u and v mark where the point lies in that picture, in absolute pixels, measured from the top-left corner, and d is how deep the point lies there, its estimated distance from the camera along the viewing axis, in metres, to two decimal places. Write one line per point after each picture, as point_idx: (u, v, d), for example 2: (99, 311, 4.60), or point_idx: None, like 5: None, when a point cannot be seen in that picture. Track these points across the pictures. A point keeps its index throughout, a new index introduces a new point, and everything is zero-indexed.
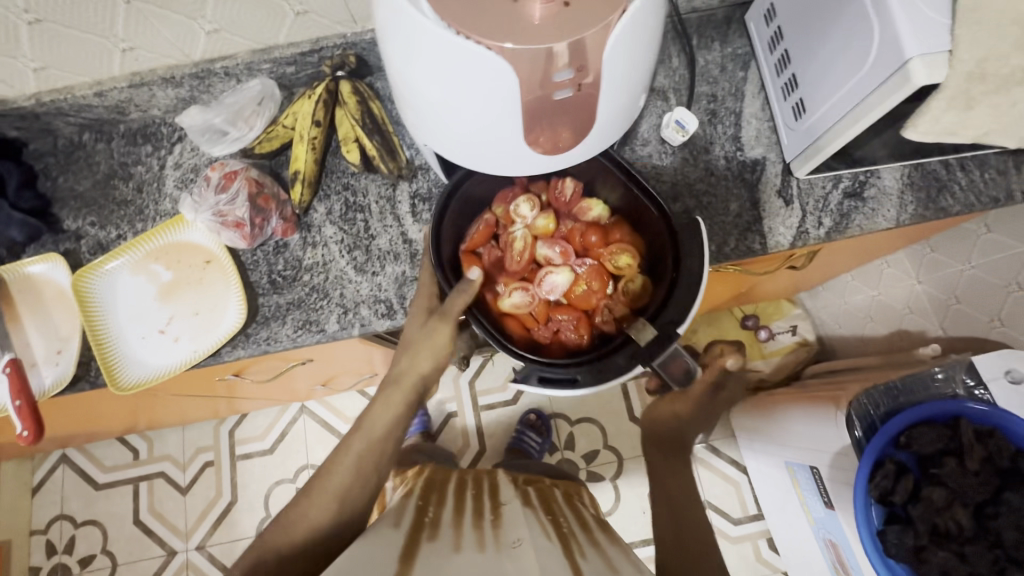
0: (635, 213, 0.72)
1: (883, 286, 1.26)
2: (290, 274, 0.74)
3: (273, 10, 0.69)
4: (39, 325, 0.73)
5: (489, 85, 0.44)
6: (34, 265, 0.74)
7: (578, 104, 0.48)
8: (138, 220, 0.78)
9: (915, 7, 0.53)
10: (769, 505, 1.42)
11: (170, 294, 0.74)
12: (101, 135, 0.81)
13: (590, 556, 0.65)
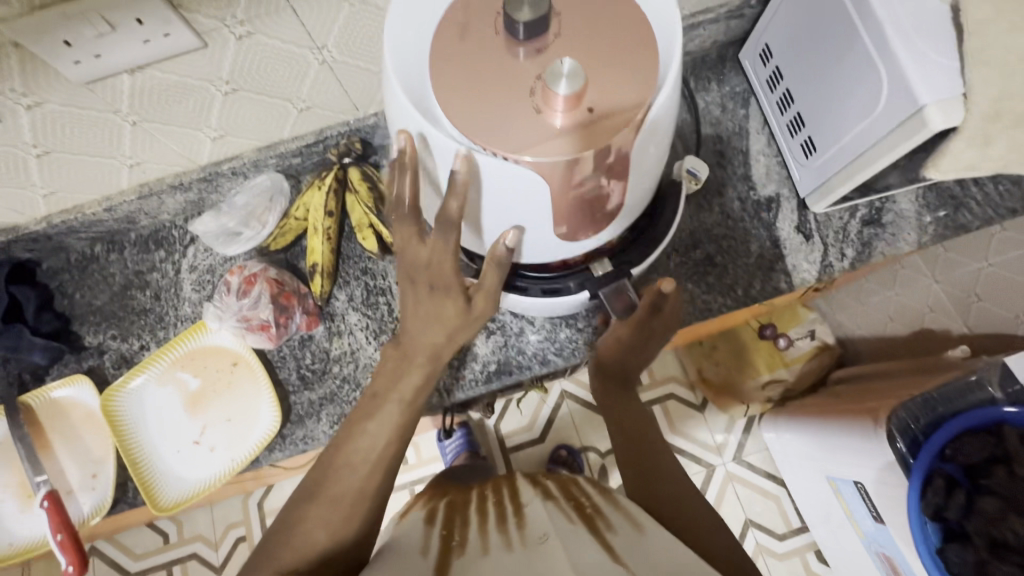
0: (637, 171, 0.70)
1: (901, 286, 1.23)
2: (319, 368, 0.73)
3: (278, 112, 0.69)
4: (71, 448, 0.73)
5: (525, 194, 0.44)
6: (60, 388, 0.73)
7: (604, 197, 0.48)
8: (160, 328, 0.77)
9: (922, 52, 0.53)
10: (813, 517, 1.40)
11: (200, 403, 0.73)
12: (113, 245, 0.81)
13: (617, 525, 0.56)
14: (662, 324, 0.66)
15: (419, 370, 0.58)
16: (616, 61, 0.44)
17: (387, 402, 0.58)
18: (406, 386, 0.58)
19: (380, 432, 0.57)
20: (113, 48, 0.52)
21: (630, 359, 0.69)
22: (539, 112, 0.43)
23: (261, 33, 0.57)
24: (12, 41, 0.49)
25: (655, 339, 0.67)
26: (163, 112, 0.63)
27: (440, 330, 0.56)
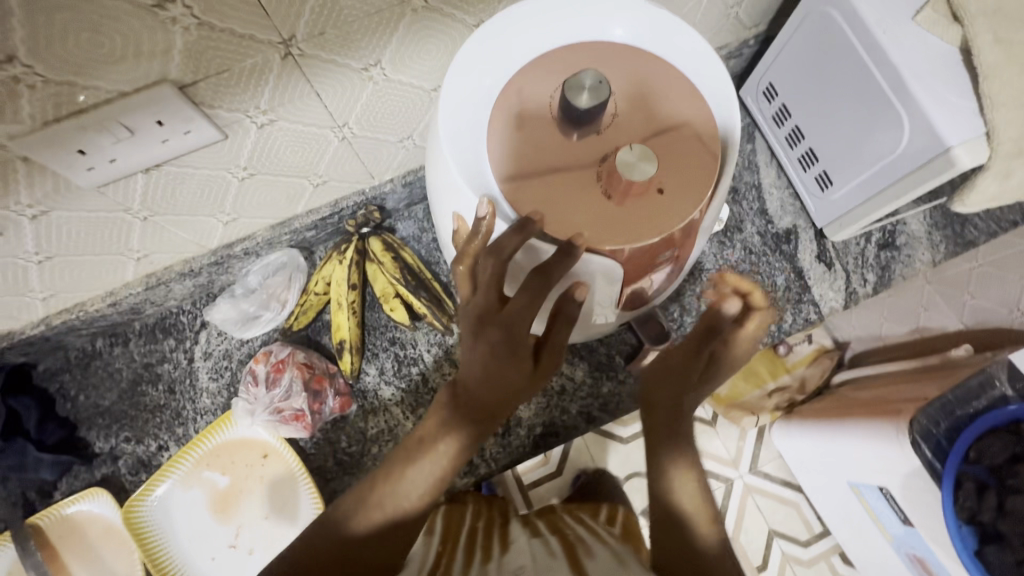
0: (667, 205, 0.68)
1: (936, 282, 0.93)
2: (356, 450, 0.70)
3: (294, 191, 0.67)
4: (89, 568, 0.68)
5: (599, 277, 0.45)
6: (73, 503, 0.68)
7: (663, 268, 0.48)
8: (177, 425, 0.72)
9: (942, 94, 0.55)
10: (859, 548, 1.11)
11: (232, 501, 0.68)
12: (117, 338, 0.75)
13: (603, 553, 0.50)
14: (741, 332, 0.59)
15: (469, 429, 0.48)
16: (669, 142, 0.45)
17: (433, 452, 0.47)
18: (452, 443, 0.47)
19: (423, 478, 0.47)
20: (128, 150, 0.49)
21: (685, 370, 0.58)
22: (609, 197, 0.43)
23: (282, 118, 0.54)
24: (22, 155, 0.46)
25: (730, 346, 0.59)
26: (176, 203, 0.60)
27: (496, 394, 0.47)
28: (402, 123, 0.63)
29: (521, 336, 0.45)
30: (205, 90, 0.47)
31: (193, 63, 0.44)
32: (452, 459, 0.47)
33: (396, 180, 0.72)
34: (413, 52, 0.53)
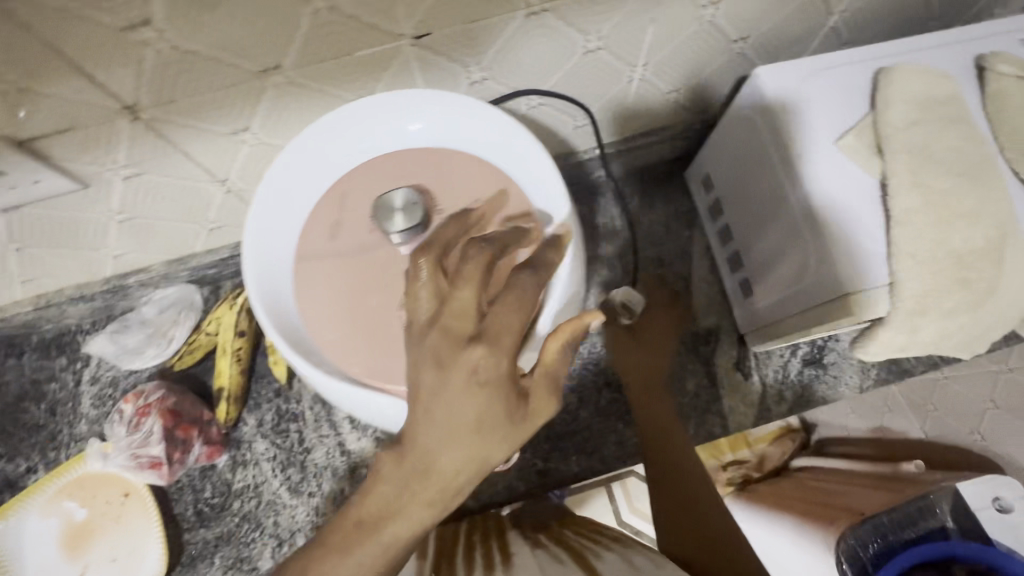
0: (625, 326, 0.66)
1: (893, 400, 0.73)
2: (218, 503, 0.68)
3: (183, 232, 0.65)
4: None
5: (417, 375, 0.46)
6: None
7: None
8: (51, 448, 0.71)
9: (851, 232, 0.50)
10: None
11: (84, 539, 0.67)
12: (12, 349, 0.75)
13: None
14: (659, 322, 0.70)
15: (423, 508, 0.33)
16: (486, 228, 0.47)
17: (355, 538, 0.32)
18: (400, 527, 0.32)
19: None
20: None
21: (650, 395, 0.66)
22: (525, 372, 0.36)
23: (150, 170, 0.53)
24: None
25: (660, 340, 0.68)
26: (49, 237, 0.58)
27: (466, 450, 0.32)
28: None
29: (512, 376, 0.33)
30: (49, 144, 0.46)
31: (24, 122, 0.43)
32: (389, 551, 0.32)
33: None
34: (285, 120, 0.51)
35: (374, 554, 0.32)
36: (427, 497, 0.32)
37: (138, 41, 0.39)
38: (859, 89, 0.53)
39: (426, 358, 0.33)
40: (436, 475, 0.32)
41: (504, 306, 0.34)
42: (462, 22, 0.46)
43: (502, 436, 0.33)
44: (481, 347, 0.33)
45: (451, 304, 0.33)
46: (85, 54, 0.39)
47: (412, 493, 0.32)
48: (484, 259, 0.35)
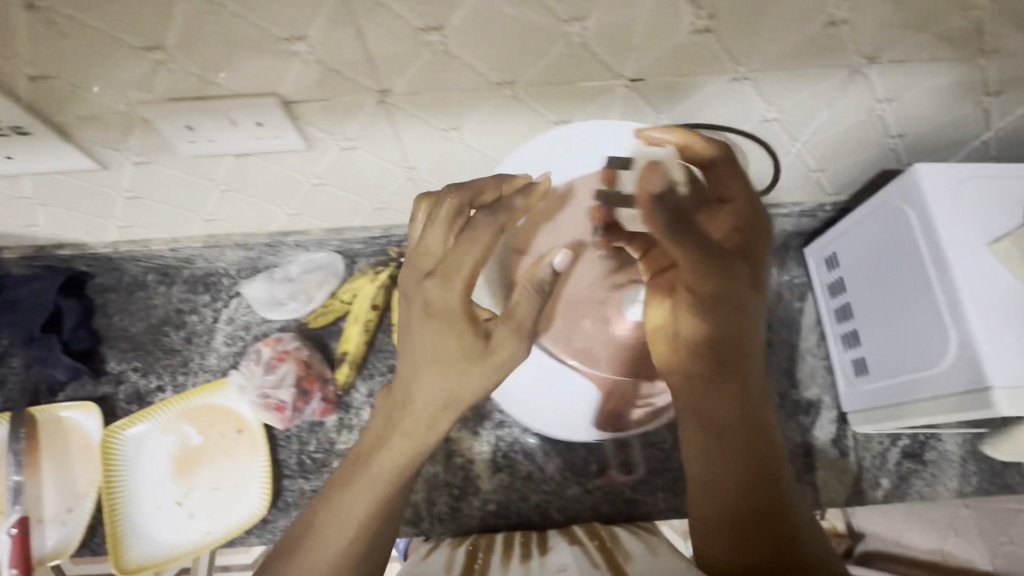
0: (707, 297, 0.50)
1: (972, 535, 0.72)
2: (319, 458, 0.72)
3: (352, 206, 0.72)
4: (55, 474, 0.71)
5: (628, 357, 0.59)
6: (68, 410, 0.74)
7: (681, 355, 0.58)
8: (181, 373, 0.78)
9: (998, 332, 0.53)
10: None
11: (194, 463, 0.72)
12: (166, 278, 0.83)
13: None
14: (735, 199, 0.52)
15: (404, 440, 0.48)
16: None
17: (361, 469, 0.50)
18: (384, 458, 0.49)
19: (360, 497, 0.48)
20: (225, 135, 0.56)
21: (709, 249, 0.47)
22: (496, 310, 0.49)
23: (362, 147, 0.60)
24: (142, 116, 0.53)
25: (722, 223, 0.52)
26: (247, 186, 0.66)
27: (431, 386, 0.47)
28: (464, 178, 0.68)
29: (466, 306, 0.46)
30: (305, 109, 0.54)
31: (302, 87, 0.51)
32: (390, 474, 0.49)
33: None
34: (492, 126, 0.58)
35: (374, 481, 0.49)
36: (406, 432, 0.48)
37: (423, 41, 0.46)
38: (1009, 202, 0.57)
39: (403, 290, 0.48)
40: (416, 414, 0.48)
41: (468, 242, 0.46)
42: (673, 75, 0.52)
43: (482, 375, 0.46)
44: (433, 281, 0.46)
45: (421, 243, 0.48)
46: (378, 45, 0.46)
47: (400, 435, 0.49)
48: (455, 205, 0.49)
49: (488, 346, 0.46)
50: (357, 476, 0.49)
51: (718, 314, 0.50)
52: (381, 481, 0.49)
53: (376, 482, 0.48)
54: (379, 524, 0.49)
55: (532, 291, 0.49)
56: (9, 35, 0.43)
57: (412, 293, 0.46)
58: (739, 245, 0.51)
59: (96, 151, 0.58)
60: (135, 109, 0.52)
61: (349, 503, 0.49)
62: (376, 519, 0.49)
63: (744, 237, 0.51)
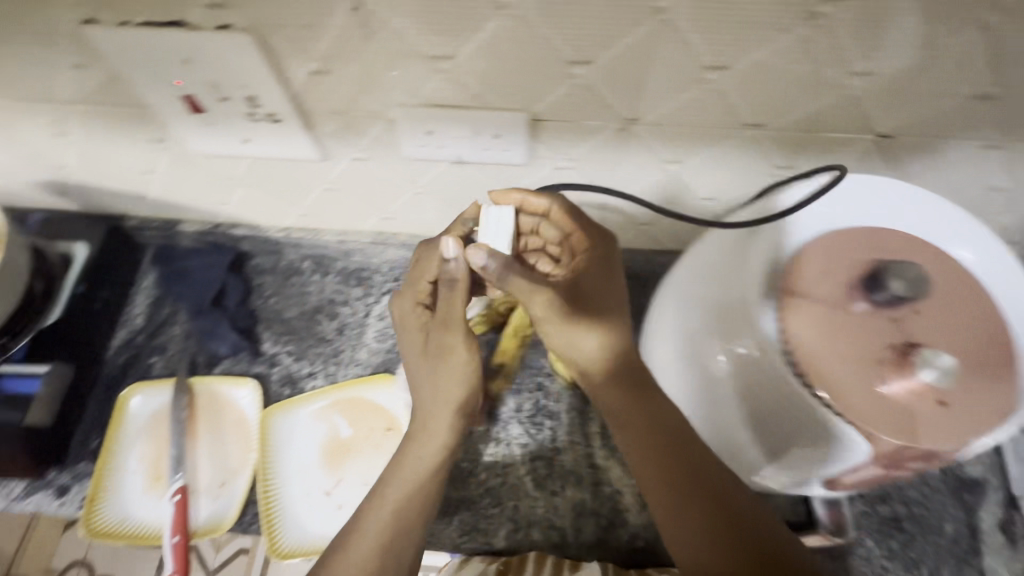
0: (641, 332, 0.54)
1: None
2: (466, 468, 0.71)
3: None
4: (211, 447, 0.72)
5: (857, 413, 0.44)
6: (226, 386, 0.75)
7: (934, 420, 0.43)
8: (332, 363, 0.78)
9: None
10: None
11: (344, 455, 0.72)
12: (320, 267, 0.83)
13: None
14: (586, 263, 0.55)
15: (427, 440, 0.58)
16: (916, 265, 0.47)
17: (392, 475, 0.57)
18: (411, 460, 0.57)
19: (383, 502, 0.55)
20: (457, 142, 0.57)
21: (603, 284, 0.54)
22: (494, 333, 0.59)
23: (577, 169, 0.61)
24: (390, 117, 0.55)
25: (586, 280, 0.54)
26: (445, 191, 0.68)
27: (429, 381, 0.58)
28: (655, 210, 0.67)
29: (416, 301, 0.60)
30: (545, 128, 0.54)
31: (558, 107, 0.52)
32: (419, 475, 0.57)
33: None
34: (714, 164, 0.58)
35: (401, 478, 0.57)
36: (421, 431, 0.58)
37: (700, 78, 0.47)
38: None
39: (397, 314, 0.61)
40: (435, 428, 0.58)
41: (426, 258, 0.58)
42: (926, 134, 0.52)
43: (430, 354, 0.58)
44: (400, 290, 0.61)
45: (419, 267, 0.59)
46: (656, 76, 0.47)
47: (410, 439, 0.59)
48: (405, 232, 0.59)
49: (417, 334, 0.59)
50: (386, 483, 0.57)
51: (614, 333, 0.53)
52: (415, 480, 0.57)
53: (399, 484, 0.56)
54: (395, 522, 0.54)
55: (448, 288, 0.54)
56: (320, 33, 0.45)
57: (393, 313, 0.61)
58: (593, 306, 0.53)
59: (326, 145, 0.60)
60: (387, 111, 0.54)
61: (366, 514, 0.55)
62: (414, 515, 0.55)
63: (582, 297, 0.53)
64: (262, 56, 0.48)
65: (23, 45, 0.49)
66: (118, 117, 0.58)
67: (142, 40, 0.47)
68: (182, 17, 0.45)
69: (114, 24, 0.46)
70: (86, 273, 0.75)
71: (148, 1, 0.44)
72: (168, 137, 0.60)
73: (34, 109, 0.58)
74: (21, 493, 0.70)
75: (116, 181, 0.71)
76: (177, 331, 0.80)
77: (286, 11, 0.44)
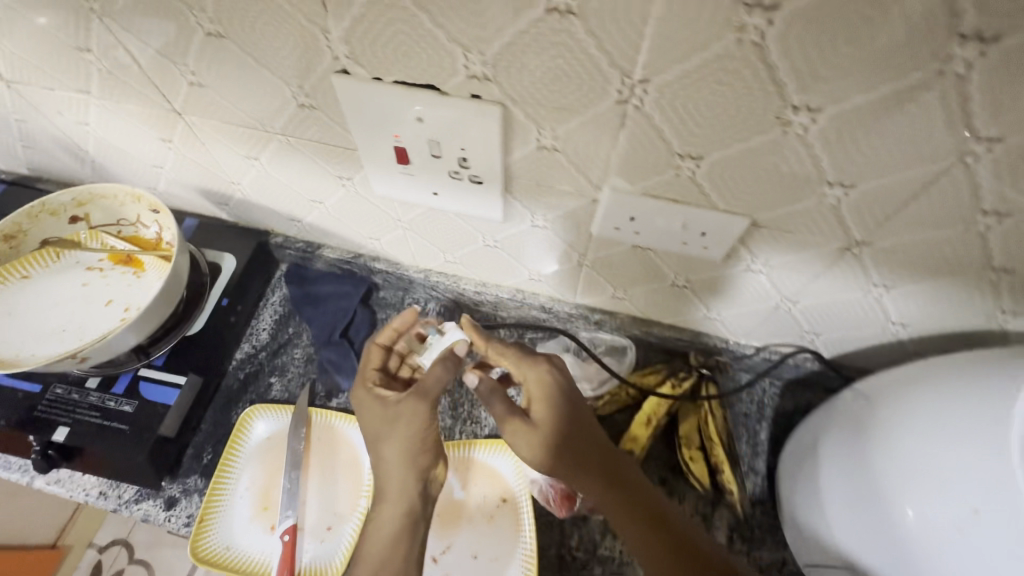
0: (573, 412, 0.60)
1: None
2: (580, 558, 0.67)
3: (683, 307, 0.70)
4: (323, 485, 0.71)
5: None
6: (345, 423, 0.74)
7: None
8: (449, 416, 0.76)
9: None
10: None
11: (454, 519, 0.69)
12: (448, 313, 0.82)
13: None
14: (531, 387, 0.60)
15: (393, 506, 0.57)
16: None
17: (368, 543, 0.56)
18: (383, 523, 0.57)
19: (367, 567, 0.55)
20: (656, 231, 0.54)
21: (560, 414, 0.59)
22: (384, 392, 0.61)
23: (769, 275, 0.57)
24: (597, 196, 0.53)
25: (544, 419, 0.58)
26: (610, 267, 0.66)
27: (399, 453, 0.57)
28: (830, 322, 0.63)
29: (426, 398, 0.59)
30: (759, 235, 0.52)
31: (788, 217, 0.48)
32: (384, 534, 0.56)
33: (760, 348, 0.73)
34: (928, 296, 0.54)
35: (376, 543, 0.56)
36: (396, 499, 0.57)
37: (971, 221, 0.43)
38: None
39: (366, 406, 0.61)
40: (388, 491, 0.58)
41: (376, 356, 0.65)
42: None
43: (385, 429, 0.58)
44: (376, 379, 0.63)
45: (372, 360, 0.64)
46: (920, 209, 0.43)
47: (388, 501, 0.57)
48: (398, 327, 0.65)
49: (373, 413, 0.60)
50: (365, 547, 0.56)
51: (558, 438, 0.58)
52: (379, 543, 0.56)
53: (372, 555, 0.55)
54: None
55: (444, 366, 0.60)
56: (575, 117, 0.44)
57: (359, 404, 0.62)
58: (554, 435, 0.58)
59: (514, 209, 0.58)
60: (597, 192, 0.52)
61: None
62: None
63: (563, 434, 0.58)
64: (501, 127, 0.47)
65: (264, 82, 0.50)
66: (319, 152, 0.58)
67: (388, 96, 0.46)
68: (439, 83, 0.44)
69: (367, 78, 0.46)
70: (231, 285, 0.76)
71: (412, 65, 0.43)
72: (357, 177, 0.60)
73: (239, 134, 0.59)
74: (132, 498, 0.69)
75: (281, 203, 0.72)
76: (299, 354, 0.79)
77: (552, 94, 0.42)
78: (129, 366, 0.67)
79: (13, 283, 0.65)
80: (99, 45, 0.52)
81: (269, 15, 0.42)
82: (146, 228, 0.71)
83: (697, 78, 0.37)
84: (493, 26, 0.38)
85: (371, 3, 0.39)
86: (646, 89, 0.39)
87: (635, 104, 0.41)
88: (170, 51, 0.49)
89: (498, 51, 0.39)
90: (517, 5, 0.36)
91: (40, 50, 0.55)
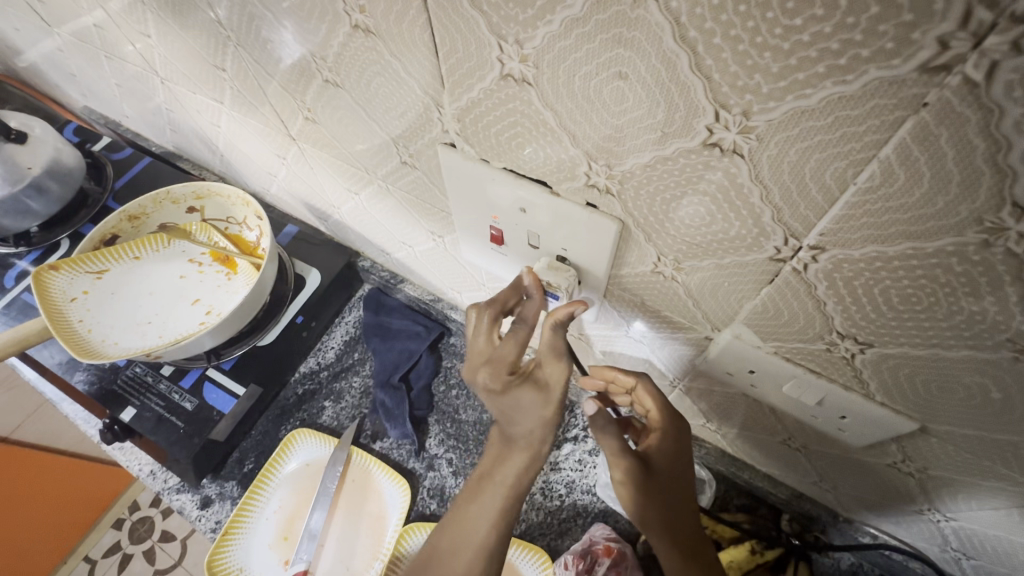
0: (682, 441, 0.48)
1: None
2: None
3: (789, 463, 0.57)
4: (345, 533, 0.68)
5: None
6: (381, 473, 0.70)
7: None
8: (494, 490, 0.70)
9: None
10: None
11: None
12: None
13: None
14: (653, 405, 0.49)
15: (522, 458, 0.48)
16: None
17: (489, 486, 0.49)
18: (510, 472, 0.48)
19: (484, 514, 0.47)
20: (781, 393, 0.43)
21: (680, 444, 0.48)
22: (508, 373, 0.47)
23: (923, 480, 0.44)
24: (712, 336, 0.43)
25: (661, 446, 0.48)
26: (707, 400, 0.55)
27: (539, 425, 0.47)
28: (993, 554, 0.48)
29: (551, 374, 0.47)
30: (924, 441, 0.39)
31: (976, 442, 0.36)
32: (511, 486, 0.48)
33: (880, 541, 0.57)
34: None
35: (498, 492, 0.48)
36: (525, 451, 0.48)
37: None
38: None
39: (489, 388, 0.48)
40: (520, 440, 0.48)
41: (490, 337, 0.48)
42: None
43: (530, 399, 0.47)
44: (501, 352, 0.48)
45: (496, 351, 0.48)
46: None
47: (516, 451, 0.48)
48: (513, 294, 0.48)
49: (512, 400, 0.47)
50: (483, 492, 0.48)
51: (667, 464, 0.47)
52: (502, 489, 0.48)
53: (486, 506, 0.48)
54: (501, 543, 0.47)
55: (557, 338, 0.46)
56: (707, 256, 0.35)
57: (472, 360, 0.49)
58: (670, 468, 0.47)
59: (613, 314, 0.50)
60: (714, 331, 0.42)
61: (472, 519, 0.48)
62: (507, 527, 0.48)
63: (678, 465, 0.48)
64: (615, 241, 0.39)
65: (373, 133, 0.47)
66: (415, 206, 0.55)
67: (493, 181, 0.41)
68: (552, 181, 0.37)
69: (474, 157, 0.40)
70: (310, 301, 0.75)
71: (527, 158, 0.37)
72: (448, 237, 0.56)
73: (344, 169, 0.57)
74: (174, 487, 0.70)
75: (372, 233, 0.70)
76: (357, 384, 0.77)
77: (687, 226, 0.33)
78: (200, 364, 0.69)
79: (123, 262, 0.68)
80: (232, 64, 0.52)
81: (382, 75, 0.38)
82: (249, 231, 0.72)
83: (894, 266, 0.27)
84: (630, 144, 0.30)
85: (490, 90, 0.33)
86: (816, 257, 0.29)
87: (794, 266, 0.31)
88: (291, 86, 0.48)
89: (630, 168, 0.32)
90: (666, 129, 0.28)
91: (187, 60, 0.57)
